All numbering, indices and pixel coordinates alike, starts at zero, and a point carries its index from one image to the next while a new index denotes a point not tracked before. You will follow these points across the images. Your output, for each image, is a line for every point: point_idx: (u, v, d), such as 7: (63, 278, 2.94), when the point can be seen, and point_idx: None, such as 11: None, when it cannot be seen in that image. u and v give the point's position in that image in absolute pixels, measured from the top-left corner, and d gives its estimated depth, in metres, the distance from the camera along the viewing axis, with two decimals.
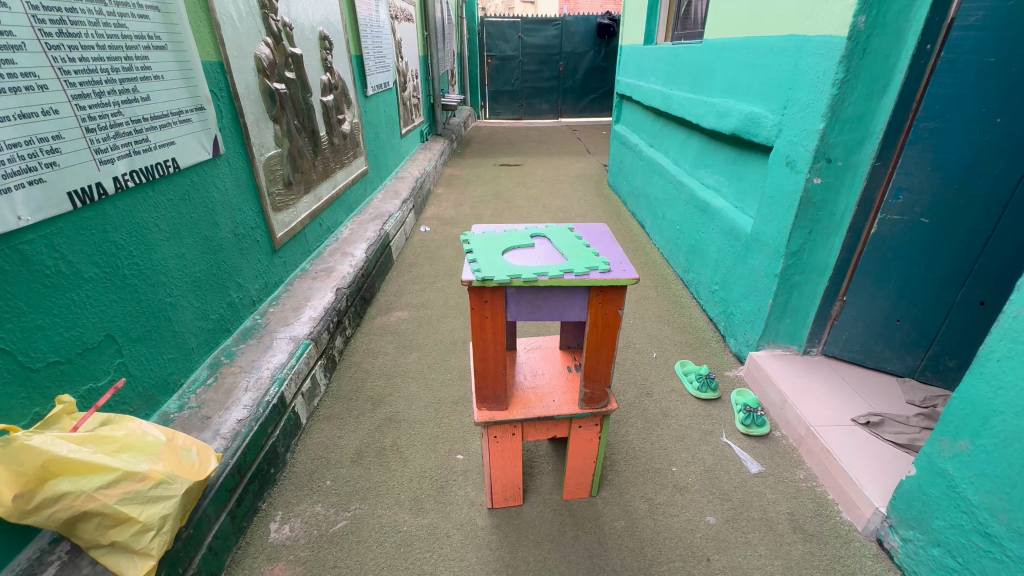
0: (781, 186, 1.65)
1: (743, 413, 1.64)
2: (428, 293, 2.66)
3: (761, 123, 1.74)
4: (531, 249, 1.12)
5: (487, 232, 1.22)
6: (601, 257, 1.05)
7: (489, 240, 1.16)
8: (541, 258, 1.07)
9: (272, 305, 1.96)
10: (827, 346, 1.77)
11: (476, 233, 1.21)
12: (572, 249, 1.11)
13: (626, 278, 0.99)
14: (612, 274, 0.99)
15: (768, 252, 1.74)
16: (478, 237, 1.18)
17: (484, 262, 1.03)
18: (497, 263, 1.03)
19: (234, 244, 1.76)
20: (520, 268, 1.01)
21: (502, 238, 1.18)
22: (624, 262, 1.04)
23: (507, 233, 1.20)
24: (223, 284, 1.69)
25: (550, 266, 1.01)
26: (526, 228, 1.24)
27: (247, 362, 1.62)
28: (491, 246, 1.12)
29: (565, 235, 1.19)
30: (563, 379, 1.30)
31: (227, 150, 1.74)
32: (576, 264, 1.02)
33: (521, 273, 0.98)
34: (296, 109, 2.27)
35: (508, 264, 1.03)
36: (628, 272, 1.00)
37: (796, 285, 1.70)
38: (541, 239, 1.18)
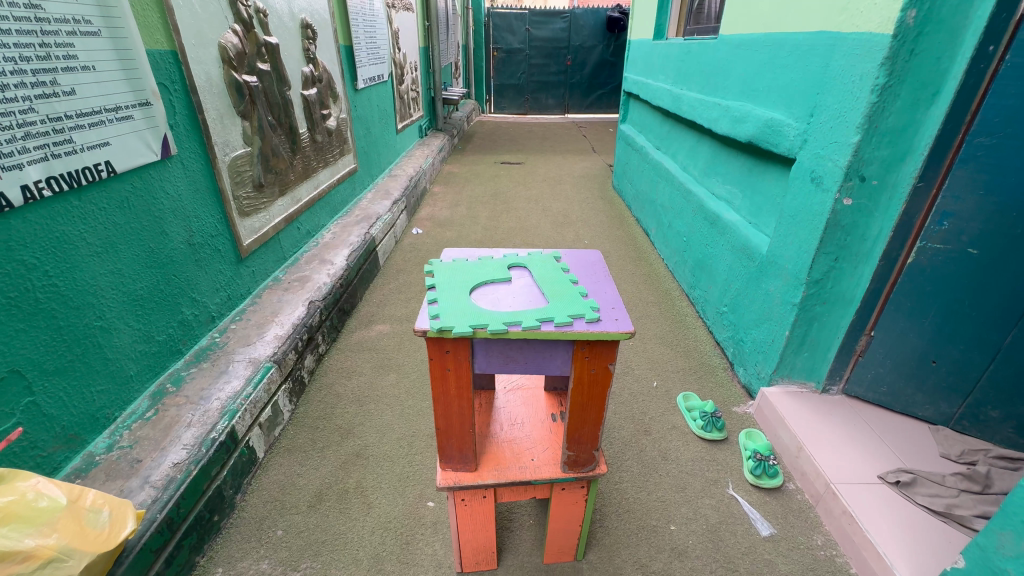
0: (804, 206, 1.45)
1: (753, 461, 1.45)
2: (413, 305, 2.48)
3: (782, 132, 1.54)
4: (506, 285, 0.94)
5: (457, 260, 1.04)
6: (588, 300, 0.87)
7: (457, 272, 0.97)
8: (516, 299, 0.89)
9: (234, 321, 1.78)
10: (849, 385, 1.57)
11: (444, 261, 1.03)
12: (556, 286, 0.92)
13: (619, 332, 0.80)
14: (602, 324, 0.81)
15: (786, 278, 1.55)
16: (445, 266, 1.00)
17: (446, 304, 0.85)
18: (461, 306, 0.84)
19: (188, 255, 1.58)
20: (488, 314, 0.82)
21: (474, 268, 0.99)
22: (616, 307, 0.86)
23: (480, 262, 1.02)
24: (173, 301, 1.52)
25: (526, 312, 0.83)
26: (504, 256, 1.06)
27: (195, 391, 1.44)
28: (457, 281, 0.93)
29: (549, 266, 1.00)
30: (545, 430, 1.12)
31: (180, 150, 1.56)
32: (558, 310, 0.83)
33: (487, 322, 0.80)
34: (271, 104, 2.08)
35: (474, 307, 0.85)
36: (621, 323, 0.81)
37: (816, 317, 1.50)
38: (520, 271, 1.00)
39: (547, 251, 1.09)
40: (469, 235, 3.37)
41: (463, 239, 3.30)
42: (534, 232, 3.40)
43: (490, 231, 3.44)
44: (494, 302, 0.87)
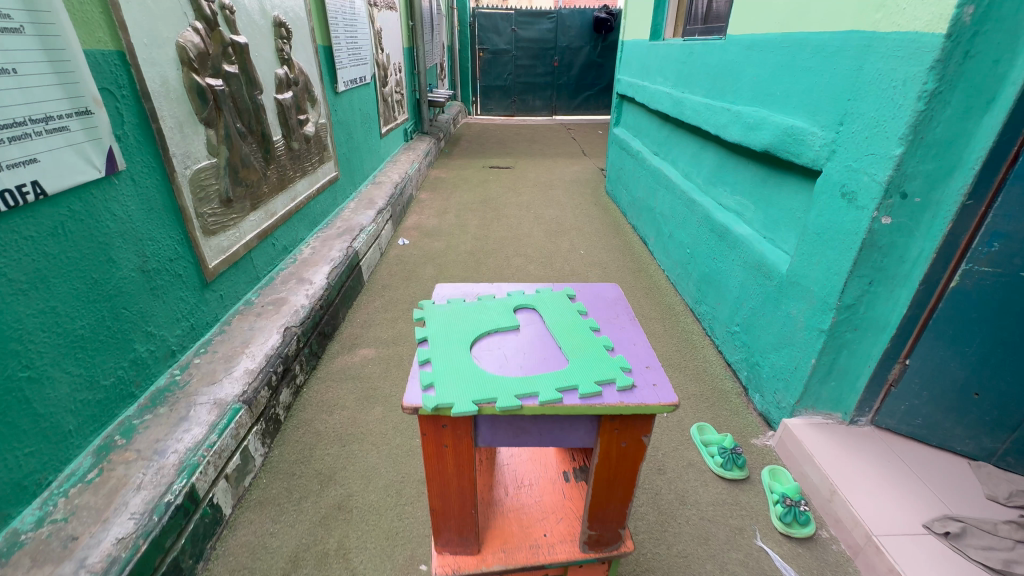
0: (833, 223, 1.32)
1: (782, 506, 1.31)
2: (401, 326, 2.30)
3: (806, 141, 1.41)
4: (514, 336, 0.78)
5: (454, 301, 0.88)
6: (618, 359, 0.71)
7: (453, 319, 0.81)
8: (529, 356, 0.72)
9: (199, 354, 1.58)
10: (879, 417, 1.45)
11: (438, 304, 0.87)
12: (575, 336, 0.76)
13: (661, 404, 0.64)
14: (641, 394, 0.65)
15: (812, 301, 1.41)
16: (439, 311, 0.84)
17: (443, 367, 0.69)
18: (461, 370, 0.68)
19: (140, 284, 1.39)
20: (494, 382, 0.66)
21: (473, 312, 0.83)
22: (653, 368, 0.70)
23: (481, 304, 0.86)
24: (123, 338, 1.32)
25: (543, 378, 0.66)
26: (508, 294, 0.90)
27: (148, 444, 1.24)
28: (455, 332, 0.77)
29: (564, 307, 0.85)
30: (558, 494, 0.96)
31: (130, 165, 1.36)
32: (581, 374, 0.67)
33: (494, 395, 0.63)
34: (239, 109, 1.89)
35: (476, 372, 0.68)
36: (660, 392, 0.66)
37: (846, 344, 1.37)
38: (529, 316, 0.83)
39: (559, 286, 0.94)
40: (458, 245, 3.20)
41: (453, 250, 3.13)
42: (527, 242, 3.24)
43: (481, 240, 3.27)
44: (501, 361, 0.71)
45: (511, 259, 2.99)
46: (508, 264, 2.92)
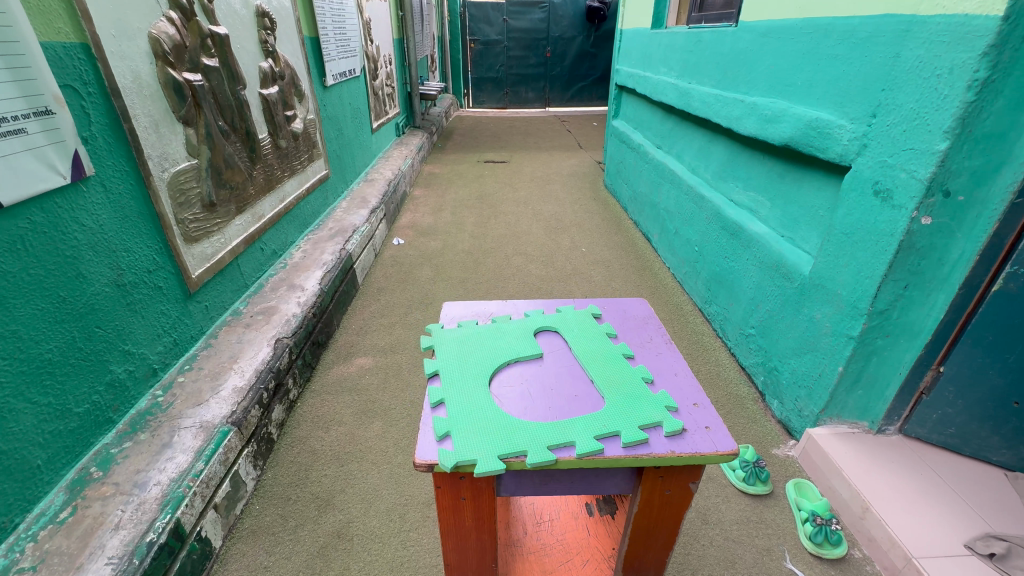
0: (864, 223, 1.23)
1: (812, 525, 1.24)
2: (398, 332, 2.20)
3: (832, 134, 1.32)
4: (540, 375, 0.84)
5: (461, 332, 0.93)
6: (656, 406, 0.77)
7: (464, 357, 0.87)
8: (565, 401, 0.78)
9: (183, 371, 1.47)
10: (909, 425, 1.37)
11: (445, 337, 0.92)
12: (611, 376, 0.82)
13: (717, 454, 0.70)
14: (697, 444, 0.71)
15: (839, 305, 1.33)
16: (448, 348, 0.89)
17: (454, 415, 0.74)
18: (478, 419, 0.73)
19: (116, 299, 1.27)
20: (524, 431, 0.72)
21: (486, 347, 0.89)
22: (706, 414, 0.77)
23: (491, 336, 0.92)
24: (98, 360, 1.21)
25: (577, 425, 0.72)
26: (523, 324, 0.96)
27: (127, 476, 1.14)
28: (468, 373, 0.82)
29: (593, 342, 0.91)
30: (572, 536, 1.09)
31: (99, 169, 1.24)
32: (622, 421, 0.73)
33: (524, 447, 0.68)
34: (222, 106, 1.76)
35: (496, 419, 0.74)
36: (719, 442, 0.72)
37: (876, 351, 1.29)
38: (562, 354, 0.89)
39: (580, 314, 1.00)
40: (456, 244, 3.08)
41: (450, 249, 3.02)
42: (526, 239, 3.13)
43: (479, 239, 3.16)
44: (527, 406, 0.77)
45: (511, 258, 2.88)
46: (508, 264, 2.82)
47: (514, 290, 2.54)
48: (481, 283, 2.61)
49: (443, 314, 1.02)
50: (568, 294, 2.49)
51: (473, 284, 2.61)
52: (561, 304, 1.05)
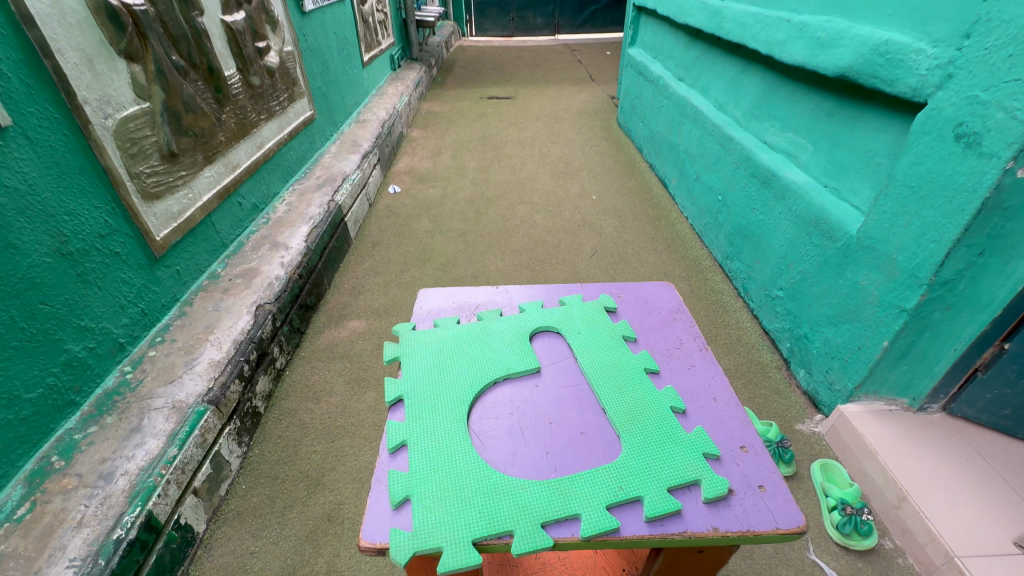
0: (935, 175, 1.02)
1: (840, 514, 1.14)
2: (393, 292, 2.05)
3: (906, 62, 1.07)
4: (537, 416, 0.92)
5: (433, 340, 1.07)
6: (690, 469, 0.82)
7: (435, 371, 0.99)
8: (588, 462, 0.84)
9: (155, 344, 1.36)
10: (956, 404, 1.23)
11: (415, 343, 1.06)
12: (641, 428, 0.88)
13: (776, 532, 0.76)
14: (752, 519, 0.77)
15: (892, 272, 1.14)
16: (417, 356, 1.02)
17: (415, 479, 0.80)
18: (450, 491, 0.78)
19: (62, 271, 1.12)
20: (529, 504, 0.77)
21: (457, 362, 1.01)
22: (758, 471, 0.84)
23: (467, 349, 1.05)
24: (47, 339, 1.08)
25: (587, 495, 0.78)
26: (503, 333, 1.09)
27: (91, 466, 1.05)
28: (442, 415, 0.90)
29: (618, 377, 0.98)
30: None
31: (20, 119, 1.05)
32: (649, 488, 0.79)
33: (512, 525, 0.74)
34: (176, 37, 1.51)
35: (471, 493, 0.78)
36: (781, 519, 0.77)
37: (930, 326, 1.12)
38: (579, 396, 0.96)
39: (607, 333, 1.09)
40: (456, 192, 2.86)
41: (449, 198, 2.80)
42: (532, 186, 2.90)
43: (481, 185, 2.93)
44: (514, 460, 0.84)
45: (515, 208, 2.67)
46: (512, 214, 2.61)
47: (518, 244, 2.35)
48: (483, 236, 2.42)
49: (415, 309, 1.19)
50: (577, 248, 2.30)
51: (474, 237, 2.42)
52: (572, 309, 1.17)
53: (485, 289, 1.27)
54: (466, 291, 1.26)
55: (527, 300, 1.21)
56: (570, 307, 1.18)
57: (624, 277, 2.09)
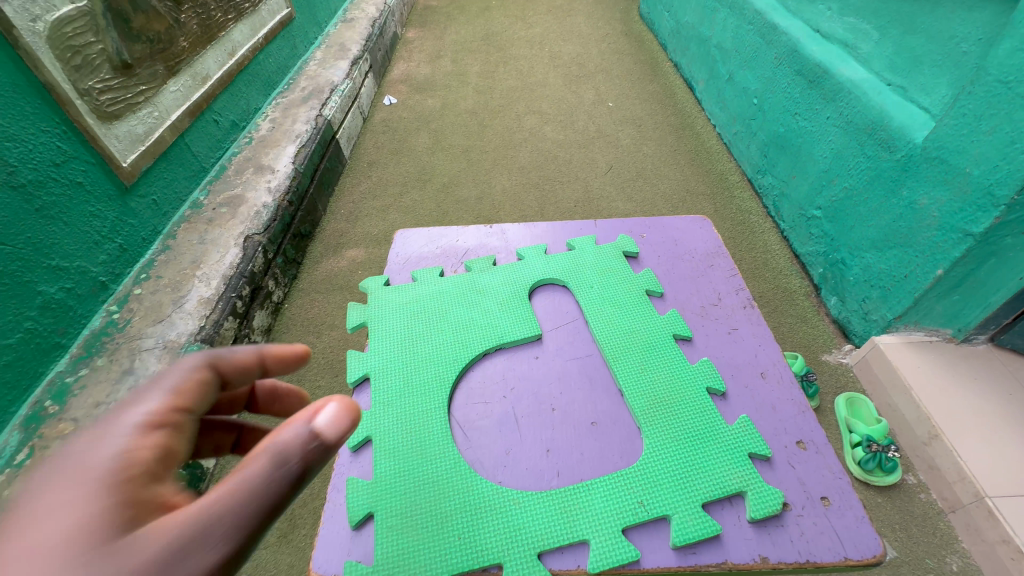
0: None
1: (863, 451, 1.09)
2: (393, 217, 1.92)
3: None
4: (536, 403, 0.87)
5: (406, 300, 1.01)
6: (733, 485, 0.76)
7: (405, 340, 0.95)
8: (601, 469, 0.79)
9: (140, 282, 1.28)
10: (1007, 335, 1.12)
11: (384, 303, 1.01)
12: (672, 428, 0.82)
13: (844, 562, 0.71)
14: (813, 547, 0.72)
15: (961, 190, 0.97)
16: (383, 320, 0.98)
17: (379, 494, 0.75)
18: (422, 514, 0.73)
19: (17, 206, 1.02)
20: (531, 530, 0.72)
21: (431, 328, 0.96)
22: (821, 480, 0.78)
23: (449, 311, 0.99)
24: (16, 283, 1.00)
25: (600, 519, 0.73)
26: (494, 292, 1.02)
27: (87, 411, 1.02)
28: (414, 403, 0.86)
29: (643, 357, 0.91)
30: None
31: None
32: (681, 510, 0.73)
33: (501, 557, 0.69)
34: None
35: (450, 516, 0.73)
36: (851, 548, 0.72)
37: (996, 252, 0.98)
38: (591, 379, 0.90)
39: (631, 297, 1.01)
40: (458, 102, 2.59)
41: (451, 108, 2.54)
42: (542, 92, 2.60)
43: (485, 93, 2.64)
44: (506, 462, 0.80)
45: (523, 118, 2.42)
46: (519, 126, 2.37)
47: (526, 159, 2.16)
48: (488, 152, 2.22)
49: (391, 256, 1.13)
50: (591, 163, 2.10)
51: (478, 153, 2.22)
52: (583, 260, 1.09)
53: (472, 230, 1.18)
54: (449, 233, 1.17)
55: (524, 246, 1.12)
56: (581, 257, 1.09)
57: (643, 196, 1.92)
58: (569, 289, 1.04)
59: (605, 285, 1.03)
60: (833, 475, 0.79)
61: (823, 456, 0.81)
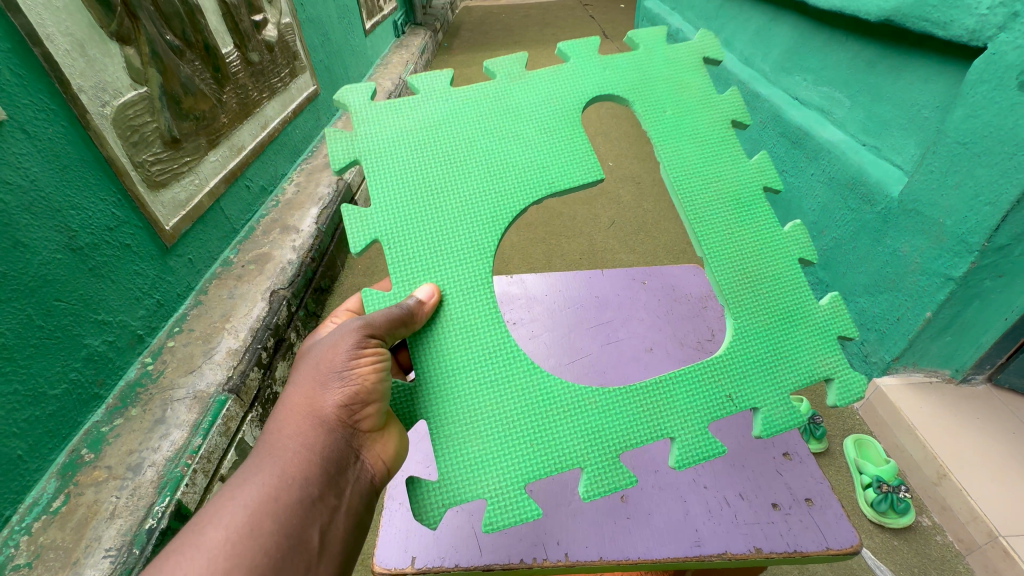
0: (994, 129, 0.92)
1: (875, 492, 1.10)
2: None
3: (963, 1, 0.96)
4: None
5: (415, 132, 0.82)
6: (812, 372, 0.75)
7: (423, 194, 0.78)
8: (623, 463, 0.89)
9: (173, 334, 1.36)
10: (1003, 375, 1.16)
11: (384, 141, 0.81)
12: (763, 312, 0.77)
13: (826, 551, 0.77)
14: (799, 539, 0.78)
15: (938, 238, 1.05)
16: (391, 158, 0.80)
17: (441, 380, 0.69)
18: (488, 423, 0.68)
19: (73, 266, 1.11)
20: (610, 433, 0.69)
21: (456, 160, 0.80)
22: (804, 484, 0.86)
23: (479, 143, 0.82)
24: (66, 335, 1.08)
25: (682, 418, 0.71)
26: (542, 105, 0.86)
27: (120, 458, 1.07)
28: (448, 273, 0.74)
29: (733, 218, 0.82)
30: None
31: (14, 111, 1.02)
32: (771, 403, 0.72)
33: (582, 461, 0.67)
34: (165, 14, 1.43)
35: (519, 414, 0.68)
36: (832, 539, 0.78)
37: (979, 295, 1.04)
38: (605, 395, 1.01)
39: (716, 129, 0.87)
40: None
41: None
42: None
43: None
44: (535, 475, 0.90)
45: None
46: None
47: (532, 216, 2.29)
48: None
49: None
50: (594, 219, 2.22)
51: None
52: (652, 71, 0.91)
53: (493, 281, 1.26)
54: None
55: (568, 40, 0.91)
56: (648, 68, 0.91)
57: (644, 248, 2.02)
58: (635, 112, 0.89)
59: (680, 111, 0.89)
60: (816, 481, 0.86)
61: (807, 465, 0.89)
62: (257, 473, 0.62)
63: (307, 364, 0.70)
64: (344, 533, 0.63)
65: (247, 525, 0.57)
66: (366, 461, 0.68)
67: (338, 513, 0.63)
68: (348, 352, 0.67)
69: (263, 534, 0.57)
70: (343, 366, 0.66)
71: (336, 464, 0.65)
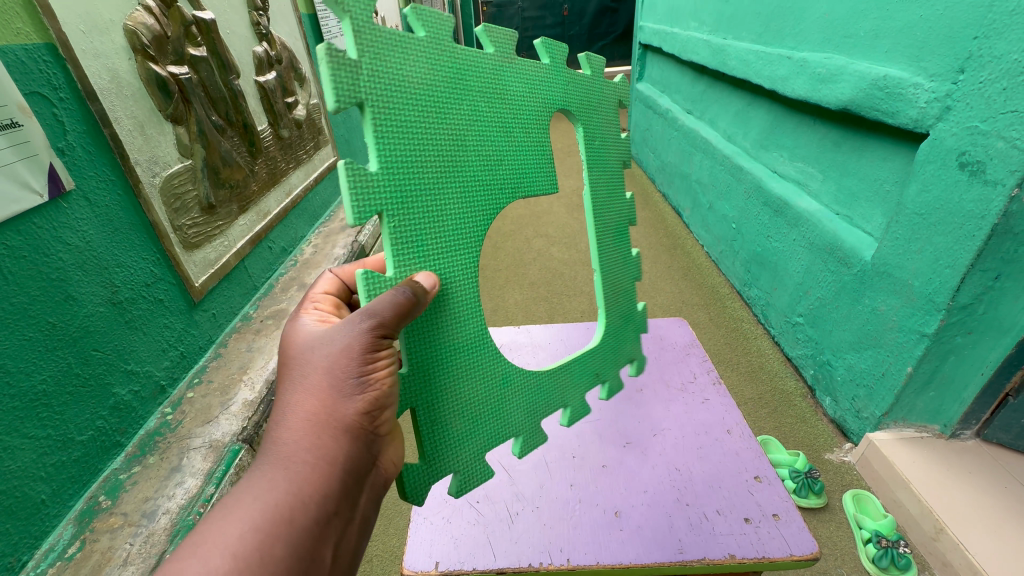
0: (944, 203, 1.04)
1: (875, 547, 1.12)
2: None
3: (905, 96, 1.12)
4: (561, 454, 1.00)
5: (417, 83, 0.64)
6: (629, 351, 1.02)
7: (427, 170, 0.66)
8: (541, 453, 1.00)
9: (193, 386, 1.43)
10: (990, 430, 1.20)
11: (385, 82, 0.61)
12: (620, 309, 0.99)
13: (790, 557, 0.79)
14: (765, 546, 0.81)
15: (910, 298, 1.14)
16: (395, 114, 0.62)
17: (423, 373, 0.68)
18: (462, 406, 0.73)
19: (112, 319, 1.21)
20: (540, 406, 0.84)
21: (461, 136, 0.69)
22: (771, 500, 0.88)
23: (478, 122, 0.71)
24: (98, 384, 1.15)
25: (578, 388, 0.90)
26: (531, 98, 0.79)
27: (135, 505, 1.10)
28: (439, 264, 0.68)
29: (618, 236, 0.97)
30: None
31: (81, 182, 1.16)
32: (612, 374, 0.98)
33: (520, 430, 0.80)
34: (213, 99, 1.62)
35: (483, 395, 0.75)
36: (795, 546, 0.80)
37: (954, 350, 1.11)
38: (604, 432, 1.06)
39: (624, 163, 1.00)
40: None
41: None
42: (548, 220, 2.97)
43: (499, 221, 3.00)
44: (541, 492, 0.92)
45: (531, 241, 2.73)
46: (527, 248, 2.66)
47: (535, 276, 2.41)
48: (501, 270, 2.48)
49: None
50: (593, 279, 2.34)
51: (492, 271, 2.48)
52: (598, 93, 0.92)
53: (503, 330, 1.35)
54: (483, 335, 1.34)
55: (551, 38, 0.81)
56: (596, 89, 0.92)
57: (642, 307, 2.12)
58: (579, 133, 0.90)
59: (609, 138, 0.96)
60: (782, 498, 0.89)
61: (775, 485, 0.91)
62: (266, 486, 0.56)
63: (315, 364, 0.62)
64: (353, 544, 0.61)
65: (255, 551, 0.52)
66: (379, 465, 0.66)
67: (350, 525, 0.61)
68: (364, 353, 0.61)
69: (273, 560, 0.52)
70: (359, 369, 0.61)
71: (351, 475, 0.61)
